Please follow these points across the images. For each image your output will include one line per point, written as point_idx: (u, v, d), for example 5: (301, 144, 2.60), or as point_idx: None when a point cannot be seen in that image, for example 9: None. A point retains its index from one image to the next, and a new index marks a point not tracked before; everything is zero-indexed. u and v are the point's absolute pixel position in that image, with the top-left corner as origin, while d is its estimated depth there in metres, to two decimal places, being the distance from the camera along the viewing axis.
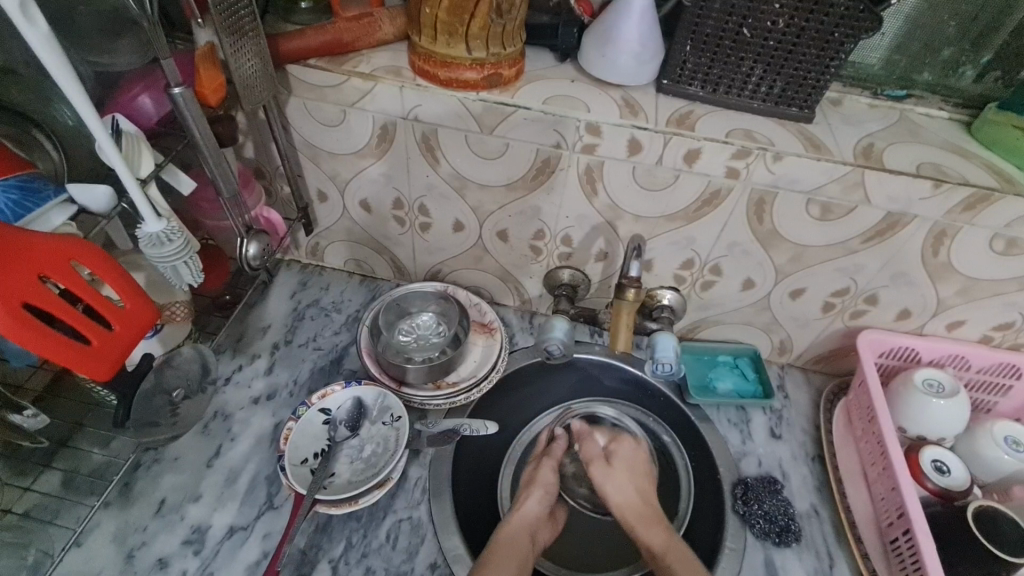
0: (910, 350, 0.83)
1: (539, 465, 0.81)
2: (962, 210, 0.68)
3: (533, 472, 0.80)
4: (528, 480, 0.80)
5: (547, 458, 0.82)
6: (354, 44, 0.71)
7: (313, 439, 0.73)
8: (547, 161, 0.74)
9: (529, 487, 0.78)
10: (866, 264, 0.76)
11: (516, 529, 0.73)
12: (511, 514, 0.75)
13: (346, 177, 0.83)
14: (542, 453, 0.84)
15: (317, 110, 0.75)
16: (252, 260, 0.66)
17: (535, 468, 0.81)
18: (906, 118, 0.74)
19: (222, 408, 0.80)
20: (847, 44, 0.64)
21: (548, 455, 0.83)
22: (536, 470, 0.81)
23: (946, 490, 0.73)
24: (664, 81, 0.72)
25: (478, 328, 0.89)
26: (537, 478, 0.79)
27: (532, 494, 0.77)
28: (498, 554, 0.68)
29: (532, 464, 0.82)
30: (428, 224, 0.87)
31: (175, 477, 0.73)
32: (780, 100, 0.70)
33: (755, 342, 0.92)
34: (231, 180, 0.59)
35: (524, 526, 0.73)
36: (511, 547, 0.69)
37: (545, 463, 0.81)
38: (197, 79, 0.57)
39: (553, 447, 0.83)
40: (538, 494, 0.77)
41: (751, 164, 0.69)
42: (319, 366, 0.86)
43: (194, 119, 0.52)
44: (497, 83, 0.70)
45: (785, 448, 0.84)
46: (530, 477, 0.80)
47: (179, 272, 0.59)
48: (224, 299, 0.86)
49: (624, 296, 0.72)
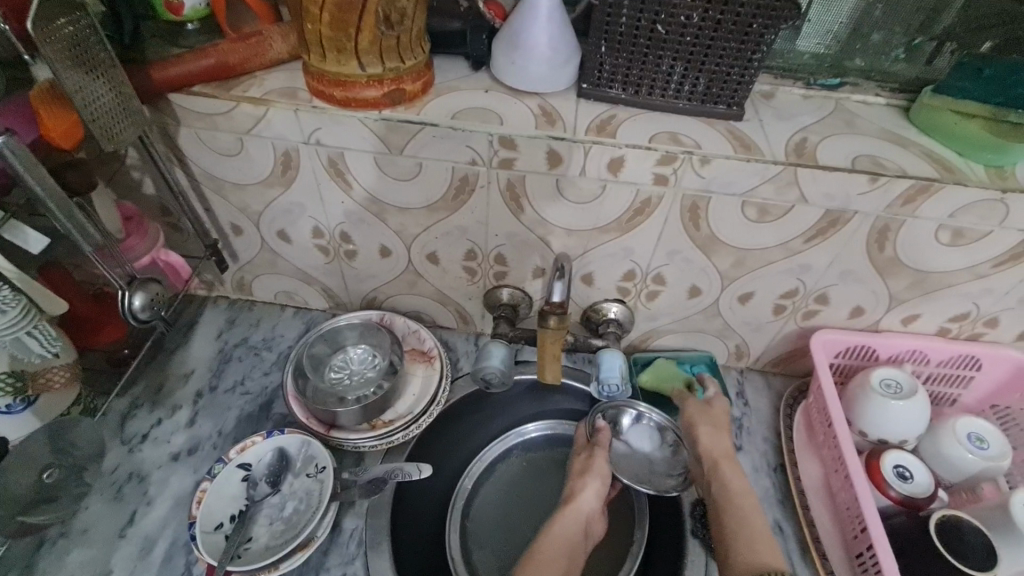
0: (867, 348, 0.80)
1: (591, 456, 0.78)
2: (903, 203, 0.64)
3: (585, 461, 0.78)
4: (580, 471, 0.77)
5: (598, 449, 0.78)
6: (244, 66, 0.65)
7: (230, 500, 0.67)
8: (465, 179, 0.69)
9: (579, 477, 0.76)
10: (813, 264, 0.72)
11: (571, 520, 0.71)
12: (567, 506, 0.73)
13: (257, 209, 0.77)
14: (588, 443, 0.80)
15: (211, 139, 0.69)
16: (140, 313, 0.60)
17: (586, 460, 0.78)
18: (841, 108, 0.70)
19: (138, 469, 0.74)
20: (768, 35, 0.59)
21: (597, 445, 0.79)
22: (587, 462, 0.78)
23: (912, 498, 0.68)
24: (584, 86, 0.67)
25: (417, 356, 0.84)
26: (584, 468, 0.77)
27: (586, 484, 0.75)
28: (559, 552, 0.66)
29: (581, 454, 0.79)
30: (354, 251, 0.81)
31: (82, 553, 0.67)
32: (706, 98, 0.66)
33: (710, 348, 0.88)
34: (93, 235, 0.52)
35: (576, 518, 0.71)
36: (563, 548, 0.67)
37: (599, 453, 0.78)
38: (41, 120, 0.50)
39: (601, 436, 0.79)
40: (595, 487, 0.75)
41: (678, 169, 0.64)
42: (247, 412, 0.80)
43: (24, 166, 0.45)
44: (401, 99, 0.65)
45: (746, 460, 0.80)
46: (581, 468, 0.77)
47: (25, 343, 0.59)
48: (124, 353, 0.77)
49: (547, 324, 0.67)
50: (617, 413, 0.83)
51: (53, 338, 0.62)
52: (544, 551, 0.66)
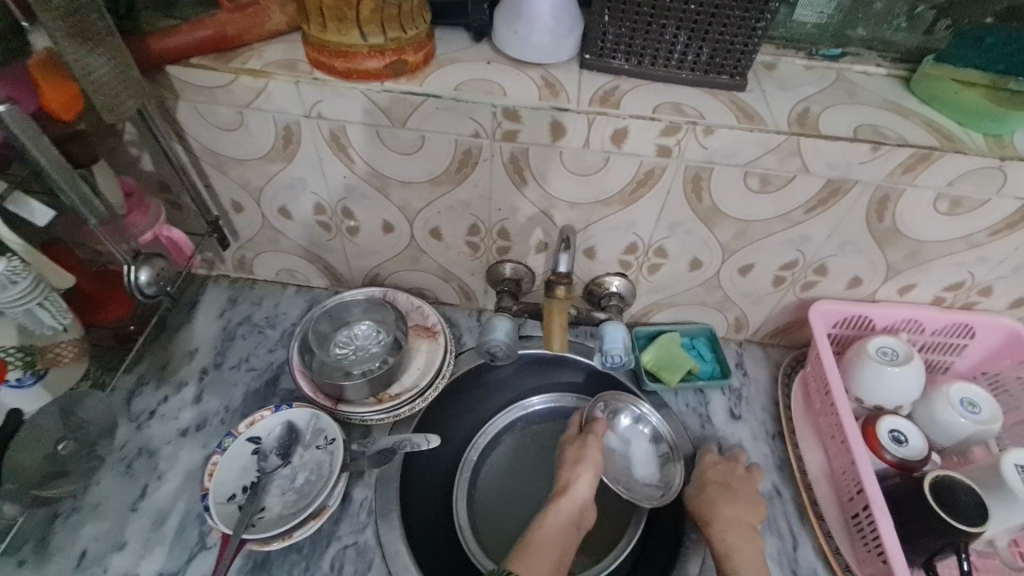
0: (863, 318, 0.81)
1: (583, 446, 0.80)
2: (903, 171, 0.65)
3: (578, 454, 0.79)
4: (573, 462, 0.79)
5: (590, 441, 0.80)
6: (242, 37, 0.64)
7: (242, 472, 0.69)
8: (468, 152, 0.68)
9: (570, 469, 0.78)
10: (812, 235, 0.73)
11: (562, 514, 0.73)
12: (560, 496, 0.75)
13: (258, 185, 0.77)
14: (582, 435, 0.82)
15: (210, 113, 0.68)
16: (145, 288, 0.59)
17: (579, 450, 0.80)
18: (843, 78, 0.70)
19: (147, 445, 0.74)
20: (772, 2, 0.59)
21: (590, 437, 0.81)
22: (578, 453, 0.80)
23: (904, 461, 0.71)
24: (587, 56, 0.67)
25: (421, 331, 0.84)
26: (575, 460, 0.79)
27: (578, 477, 0.77)
28: (545, 549, 0.69)
29: (574, 445, 0.81)
30: (356, 228, 0.81)
31: (95, 526, 0.68)
32: (709, 68, 0.66)
33: (710, 321, 0.89)
34: (98, 208, 0.52)
35: (567, 510, 0.74)
36: (551, 543, 0.70)
37: (591, 446, 0.80)
38: (40, 92, 0.50)
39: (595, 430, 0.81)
40: (587, 477, 0.77)
41: (682, 140, 0.64)
42: (253, 388, 0.81)
43: (28, 136, 0.45)
44: (404, 71, 0.64)
45: (744, 428, 0.82)
46: (574, 459, 0.79)
47: (35, 313, 0.57)
48: (128, 330, 0.78)
49: (554, 294, 0.69)
50: (619, 407, 0.84)
51: (63, 310, 0.61)
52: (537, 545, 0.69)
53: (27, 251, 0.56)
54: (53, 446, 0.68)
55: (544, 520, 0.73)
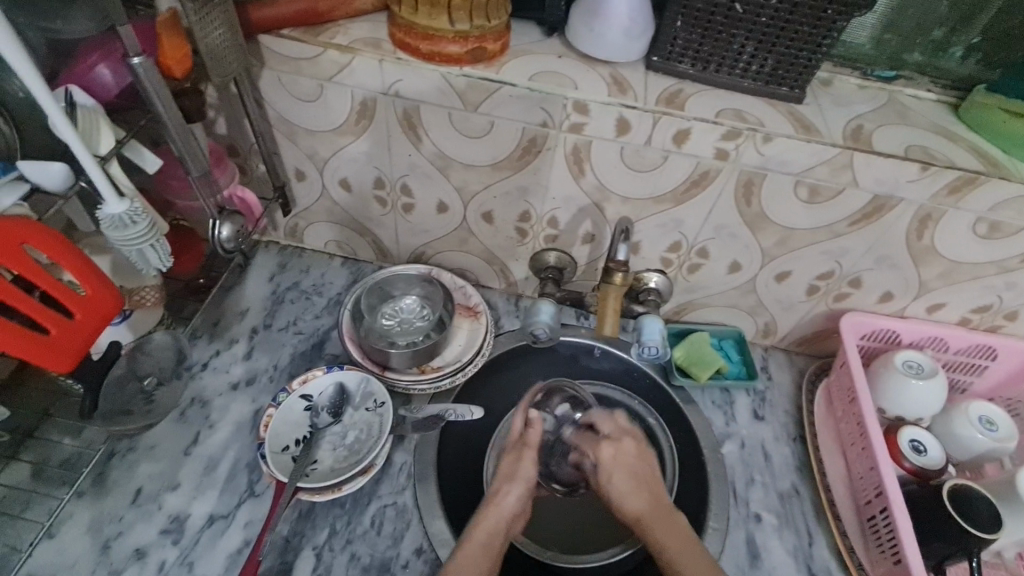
0: (891, 332, 0.84)
1: (518, 456, 0.69)
2: (947, 193, 0.68)
3: (517, 461, 0.69)
4: (505, 474, 0.68)
5: (526, 450, 0.70)
6: (331, 13, 0.68)
7: (294, 426, 0.73)
8: (534, 140, 0.72)
9: (504, 480, 0.68)
10: (852, 247, 0.76)
11: (493, 526, 0.63)
12: (487, 507, 0.65)
13: (324, 156, 0.80)
14: (518, 441, 0.71)
15: (293, 84, 0.71)
16: (226, 243, 0.65)
17: (514, 460, 0.70)
18: (895, 100, 0.73)
19: (200, 394, 0.77)
20: (839, 22, 0.62)
21: (526, 444, 0.70)
22: (515, 463, 0.69)
23: (924, 469, 0.75)
24: (654, 59, 0.70)
25: (463, 311, 0.87)
26: (509, 470, 0.69)
27: (509, 489, 0.66)
28: (475, 559, 0.59)
29: (511, 452, 0.71)
30: (411, 205, 0.84)
31: (151, 466, 0.71)
32: (771, 79, 0.69)
33: (740, 324, 0.92)
34: (200, 159, 0.58)
35: (496, 520, 0.63)
36: (483, 549, 0.60)
37: (526, 453, 0.69)
38: (159, 48, 0.55)
39: (530, 434, 0.71)
40: (518, 489, 0.66)
41: (741, 145, 0.68)
42: (300, 351, 0.84)
43: (157, 92, 0.51)
44: (482, 57, 0.67)
45: (767, 429, 0.85)
46: (508, 469, 0.69)
47: (146, 255, 0.57)
48: (198, 282, 0.83)
49: (611, 280, 0.73)
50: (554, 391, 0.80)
51: (168, 252, 0.59)
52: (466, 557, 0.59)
53: (140, 200, 0.58)
54: (142, 381, 0.71)
55: (466, 539, 0.61)
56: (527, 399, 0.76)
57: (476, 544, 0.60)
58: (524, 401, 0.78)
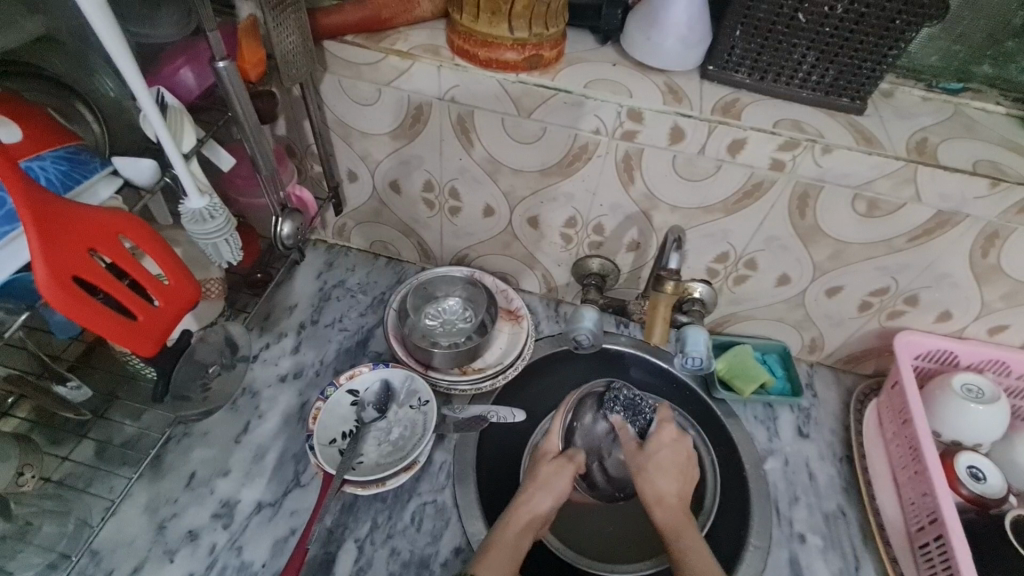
0: (949, 353, 0.81)
1: (561, 467, 0.72)
2: (1017, 211, 0.66)
3: (554, 469, 0.72)
4: (542, 479, 0.71)
5: (568, 462, 0.73)
6: (393, 20, 0.70)
7: (341, 420, 0.75)
8: (584, 147, 0.72)
9: (536, 486, 0.70)
10: (910, 264, 0.74)
11: (523, 524, 0.66)
12: (519, 505, 0.67)
13: (376, 158, 0.82)
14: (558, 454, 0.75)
15: (352, 88, 0.74)
16: (286, 239, 0.68)
17: (554, 470, 0.72)
18: (961, 113, 0.71)
19: (251, 385, 0.80)
20: (908, 33, 0.60)
21: (569, 458, 0.73)
22: (553, 472, 0.71)
23: (982, 497, 0.71)
24: (710, 68, 0.70)
25: (505, 314, 0.87)
26: (545, 477, 0.71)
27: (542, 497, 0.69)
28: (501, 556, 0.62)
29: (550, 461, 0.73)
30: (458, 208, 0.86)
31: (204, 451, 0.73)
32: (831, 90, 0.68)
33: (785, 338, 0.90)
34: (269, 157, 0.61)
35: (527, 520, 0.66)
36: (512, 548, 0.63)
37: (567, 467, 0.72)
38: (239, 52, 0.59)
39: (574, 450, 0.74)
40: (551, 498, 0.69)
41: (798, 156, 0.67)
42: (345, 347, 0.86)
43: (236, 91, 0.54)
44: (538, 64, 0.68)
45: (812, 447, 0.83)
46: (544, 477, 0.71)
47: (219, 249, 0.59)
48: (256, 277, 0.82)
49: (662, 288, 0.72)
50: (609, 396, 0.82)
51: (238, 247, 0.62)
52: (500, 550, 0.62)
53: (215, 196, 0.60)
54: (206, 369, 0.76)
55: (493, 541, 0.63)
56: (565, 415, 0.79)
57: (504, 547, 0.63)
58: (573, 397, 0.82)
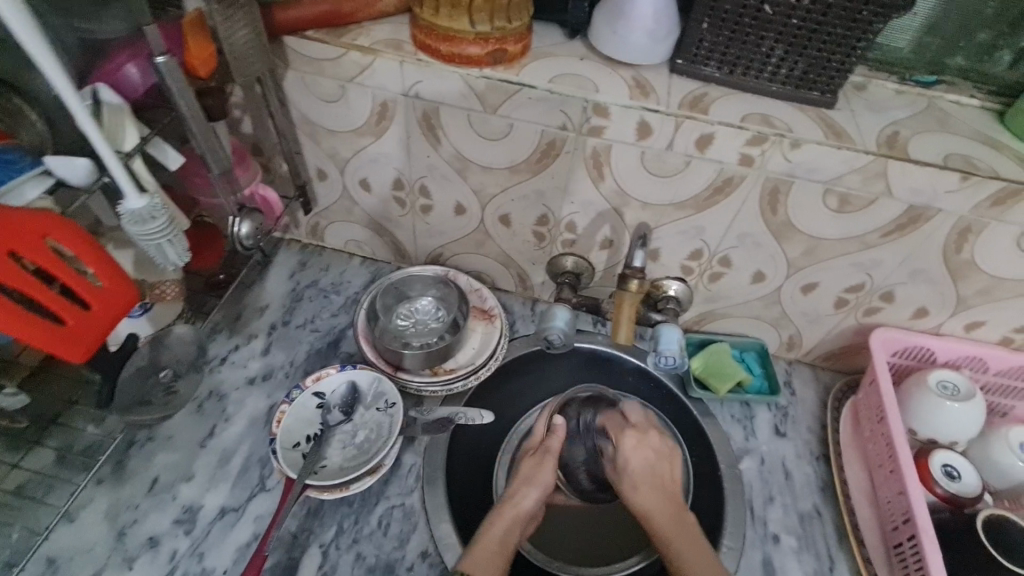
0: (926, 350, 0.80)
1: (540, 461, 0.73)
2: (990, 205, 0.64)
3: (537, 464, 0.73)
4: (524, 476, 0.72)
5: (547, 455, 0.74)
6: (354, 15, 0.69)
7: (306, 423, 0.73)
8: (552, 143, 0.71)
9: (519, 482, 0.72)
10: (884, 260, 0.73)
11: (508, 518, 0.67)
12: (505, 504, 0.69)
13: (344, 157, 0.81)
14: (540, 444, 0.76)
15: (315, 84, 0.72)
16: (244, 240, 0.66)
17: (534, 464, 0.73)
18: (934, 106, 0.70)
19: (217, 388, 0.79)
20: (875, 24, 0.59)
21: (548, 450, 0.74)
22: (535, 467, 0.73)
23: (956, 496, 0.71)
24: (678, 61, 0.68)
25: (478, 314, 0.86)
26: (527, 473, 0.73)
27: (526, 492, 0.70)
28: (489, 560, 0.62)
29: (532, 456, 0.75)
30: (429, 207, 0.84)
31: (168, 456, 0.72)
32: (801, 84, 0.66)
33: (763, 336, 0.89)
34: (220, 156, 0.59)
35: (511, 516, 0.67)
36: (497, 547, 0.64)
37: (547, 461, 0.73)
38: (187, 48, 0.57)
39: (553, 443, 0.75)
40: (536, 493, 0.70)
41: (767, 151, 0.65)
42: (316, 348, 0.84)
43: (179, 88, 0.52)
44: (502, 59, 0.67)
45: (789, 446, 0.82)
46: (528, 473, 0.73)
47: (164, 250, 0.58)
48: (218, 278, 0.84)
49: (627, 287, 0.71)
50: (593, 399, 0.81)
51: (187, 249, 0.61)
52: (487, 546, 0.64)
53: (161, 197, 0.59)
54: (159, 373, 0.75)
55: (487, 531, 0.65)
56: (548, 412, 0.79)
57: (490, 541, 0.64)
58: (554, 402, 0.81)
